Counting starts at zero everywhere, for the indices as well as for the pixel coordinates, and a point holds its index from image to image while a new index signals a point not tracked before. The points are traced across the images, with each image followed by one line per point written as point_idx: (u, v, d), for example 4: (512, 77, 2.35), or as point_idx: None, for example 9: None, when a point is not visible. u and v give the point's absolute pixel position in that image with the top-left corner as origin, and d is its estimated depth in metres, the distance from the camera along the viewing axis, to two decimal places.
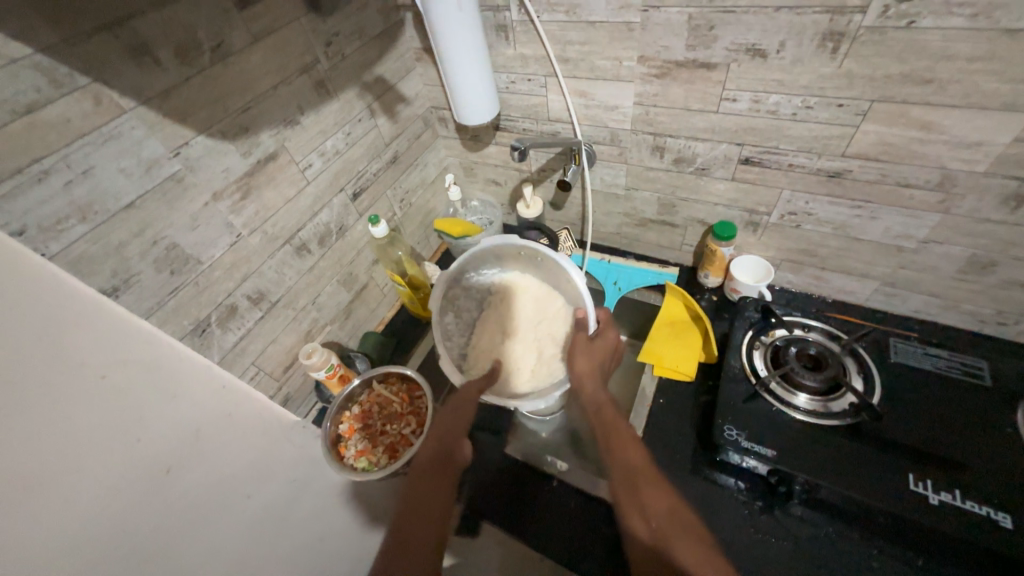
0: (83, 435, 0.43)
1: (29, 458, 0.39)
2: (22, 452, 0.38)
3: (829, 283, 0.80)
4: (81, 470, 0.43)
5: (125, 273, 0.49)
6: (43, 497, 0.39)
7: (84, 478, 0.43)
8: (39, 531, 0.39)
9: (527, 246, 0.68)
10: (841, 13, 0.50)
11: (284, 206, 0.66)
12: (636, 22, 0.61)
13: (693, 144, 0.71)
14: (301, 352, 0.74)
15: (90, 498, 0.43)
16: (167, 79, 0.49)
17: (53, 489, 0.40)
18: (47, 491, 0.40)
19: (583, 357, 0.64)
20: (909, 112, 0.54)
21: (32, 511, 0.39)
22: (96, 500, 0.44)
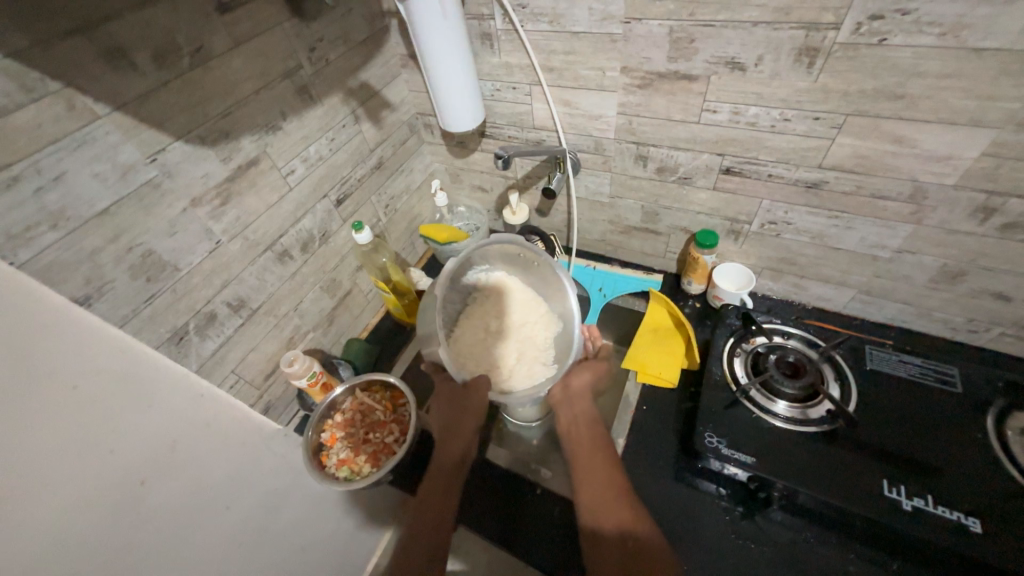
0: (53, 447, 0.42)
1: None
2: None
3: (808, 291, 0.81)
4: (51, 483, 0.42)
5: (98, 280, 0.48)
6: (8, 513, 0.38)
7: (53, 491, 0.42)
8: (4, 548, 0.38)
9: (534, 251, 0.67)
10: (816, 29, 0.51)
11: (266, 212, 0.65)
12: (619, 33, 0.62)
13: (675, 154, 0.72)
14: (283, 360, 0.73)
15: (59, 511, 0.42)
16: (144, 84, 0.48)
17: (20, 503, 0.39)
18: (14, 505, 0.39)
19: (579, 377, 0.68)
20: (882, 126, 0.56)
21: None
22: (65, 515, 0.43)
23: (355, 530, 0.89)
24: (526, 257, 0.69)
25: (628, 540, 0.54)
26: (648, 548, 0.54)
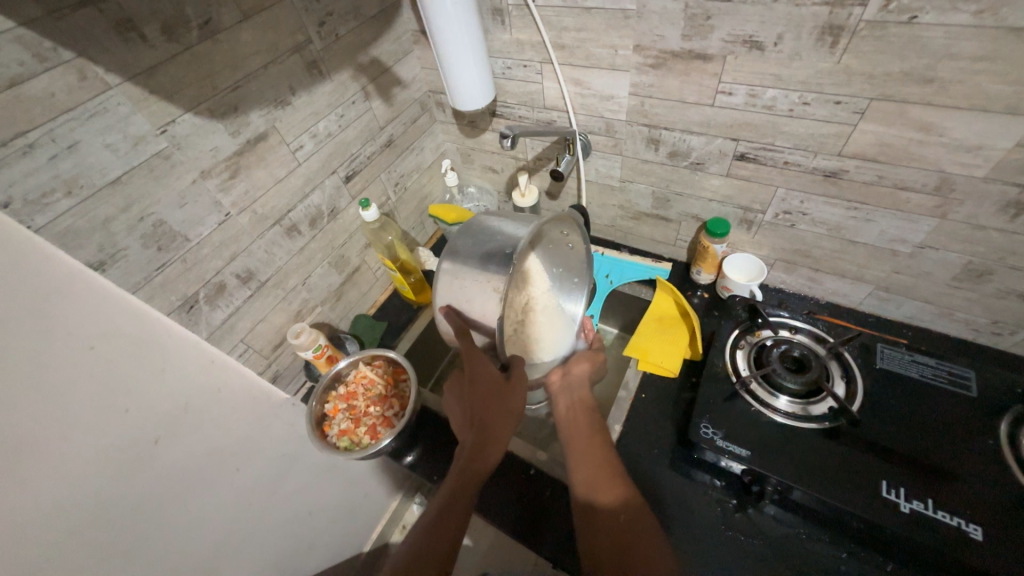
0: (68, 404, 0.45)
1: (16, 423, 0.41)
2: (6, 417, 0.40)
3: (822, 286, 0.79)
4: (68, 438, 0.45)
5: (111, 247, 0.50)
6: (27, 462, 0.41)
7: (70, 445, 0.45)
8: (21, 497, 0.41)
9: (582, 243, 0.67)
10: (841, 5, 0.48)
11: (274, 187, 0.67)
12: (633, 9, 0.59)
13: (687, 138, 0.69)
14: (290, 332, 0.75)
15: (74, 465, 0.45)
16: (153, 56, 0.49)
17: (38, 455, 0.42)
18: (31, 459, 0.42)
19: (576, 365, 0.71)
20: (909, 112, 0.52)
21: (16, 476, 0.41)
22: (80, 468, 0.46)
23: (358, 499, 0.93)
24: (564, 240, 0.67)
25: (618, 515, 0.54)
26: (640, 526, 0.53)
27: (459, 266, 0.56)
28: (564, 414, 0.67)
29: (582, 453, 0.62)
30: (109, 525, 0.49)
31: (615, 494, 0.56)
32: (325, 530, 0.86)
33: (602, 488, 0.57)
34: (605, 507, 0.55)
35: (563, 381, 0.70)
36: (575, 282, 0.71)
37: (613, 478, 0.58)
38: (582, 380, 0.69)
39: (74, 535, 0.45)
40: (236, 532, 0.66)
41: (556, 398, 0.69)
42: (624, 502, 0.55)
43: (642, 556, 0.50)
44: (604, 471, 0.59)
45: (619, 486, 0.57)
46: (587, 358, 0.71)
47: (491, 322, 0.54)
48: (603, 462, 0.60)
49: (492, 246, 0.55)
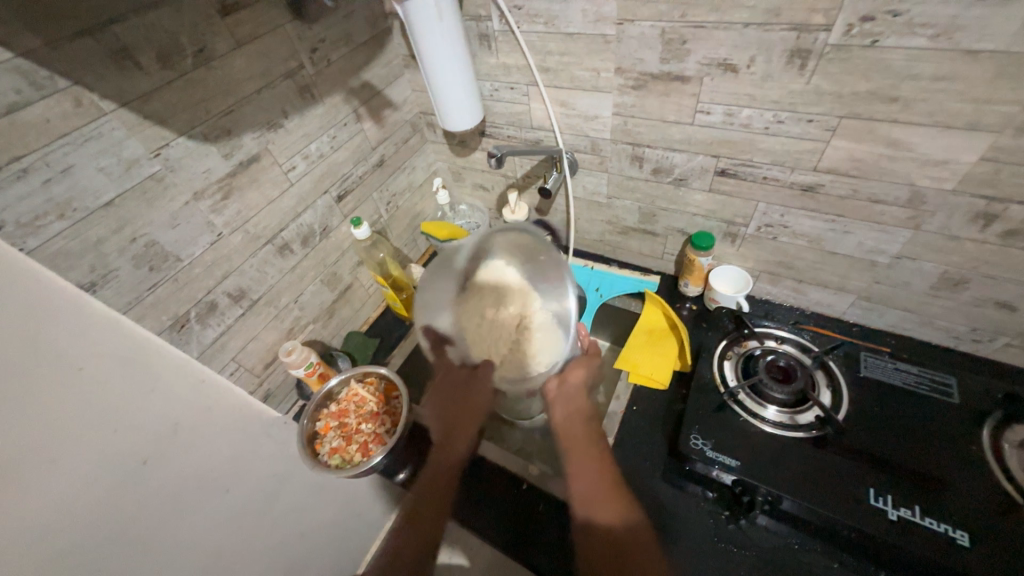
0: (58, 425, 0.45)
1: (9, 444, 0.41)
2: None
3: (807, 296, 0.80)
4: (57, 459, 0.44)
5: (103, 268, 0.51)
6: (16, 484, 0.41)
7: (59, 467, 0.44)
8: (7, 521, 0.40)
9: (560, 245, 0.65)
10: (808, 31, 0.51)
11: (266, 207, 0.68)
12: (612, 34, 0.62)
13: (669, 155, 0.72)
14: (281, 350, 0.75)
15: (63, 486, 0.45)
16: (149, 83, 0.50)
17: (25, 477, 0.42)
18: (17, 481, 0.41)
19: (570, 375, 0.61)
20: (877, 129, 0.55)
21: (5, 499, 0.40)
22: (68, 490, 0.45)
23: (350, 519, 0.91)
24: None
25: (614, 528, 0.56)
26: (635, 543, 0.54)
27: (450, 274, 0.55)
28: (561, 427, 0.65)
29: (578, 460, 0.62)
30: (96, 549, 0.48)
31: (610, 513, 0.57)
32: (316, 553, 0.84)
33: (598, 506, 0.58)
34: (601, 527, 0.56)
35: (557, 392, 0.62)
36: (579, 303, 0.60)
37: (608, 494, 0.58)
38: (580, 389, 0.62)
39: (61, 559, 0.45)
40: (225, 556, 0.64)
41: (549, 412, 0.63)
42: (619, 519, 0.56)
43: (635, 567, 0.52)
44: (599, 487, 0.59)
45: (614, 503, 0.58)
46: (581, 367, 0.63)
47: (454, 334, 0.55)
48: (599, 478, 0.60)
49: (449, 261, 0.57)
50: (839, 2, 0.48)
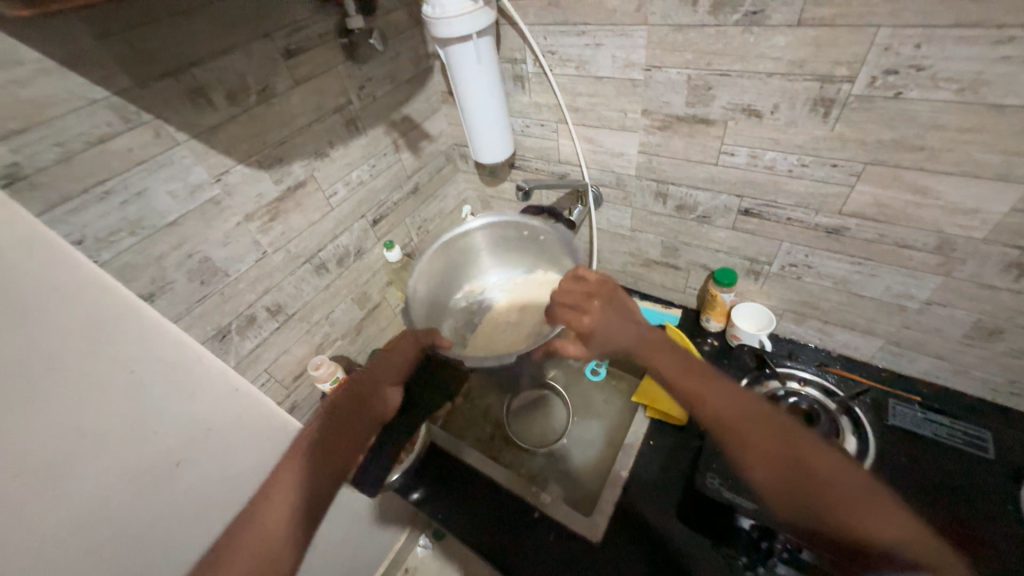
0: (104, 425, 0.48)
1: (63, 445, 0.44)
2: (49, 439, 0.43)
3: (833, 338, 0.79)
4: (99, 457, 0.47)
5: (161, 281, 0.56)
6: (65, 480, 0.44)
7: (100, 465, 0.48)
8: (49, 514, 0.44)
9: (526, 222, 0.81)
10: (831, 81, 0.53)
11: (308, 229, 0.73)
12: (640, 79, 0.66)
13: (693, 194, 0.74)
14: (311, 363, 0.79)
15: (101, 483, 0.48)
16: (217, 117, 0.56)
17: (71, 475, 0.45)
18: (64, 477, 0.44)
19: (577, 351, 0.68)
20: (903, 176, 0.55)
21: (52, 492, 0.44)
22: (105, 487, 0.48)
23: (363, 537, 0.92)
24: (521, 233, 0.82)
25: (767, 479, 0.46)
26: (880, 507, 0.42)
27: (445, 287, 0.82)
28: (675, 385, 0.55)
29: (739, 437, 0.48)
30: (122, 543, 0.51)
31: (826, 474, 0.44)
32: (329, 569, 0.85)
33: (777, 484, 0.45)
34: (824, 482, 0.43)
35: (602, 322, 0.65)
36: (557, 231, 0.78)
37: (822, 455, 0.45)
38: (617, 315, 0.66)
39: (92, 550, 0.48)
40: None
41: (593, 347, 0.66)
42: (873, 486, 0.43)
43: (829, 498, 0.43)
44: (822, 449, 0.46)
45: (802, 444, 0.46)
46: (574, 299, 0.69)
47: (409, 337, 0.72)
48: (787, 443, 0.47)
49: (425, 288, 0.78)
50: (862, 56, 0.50)
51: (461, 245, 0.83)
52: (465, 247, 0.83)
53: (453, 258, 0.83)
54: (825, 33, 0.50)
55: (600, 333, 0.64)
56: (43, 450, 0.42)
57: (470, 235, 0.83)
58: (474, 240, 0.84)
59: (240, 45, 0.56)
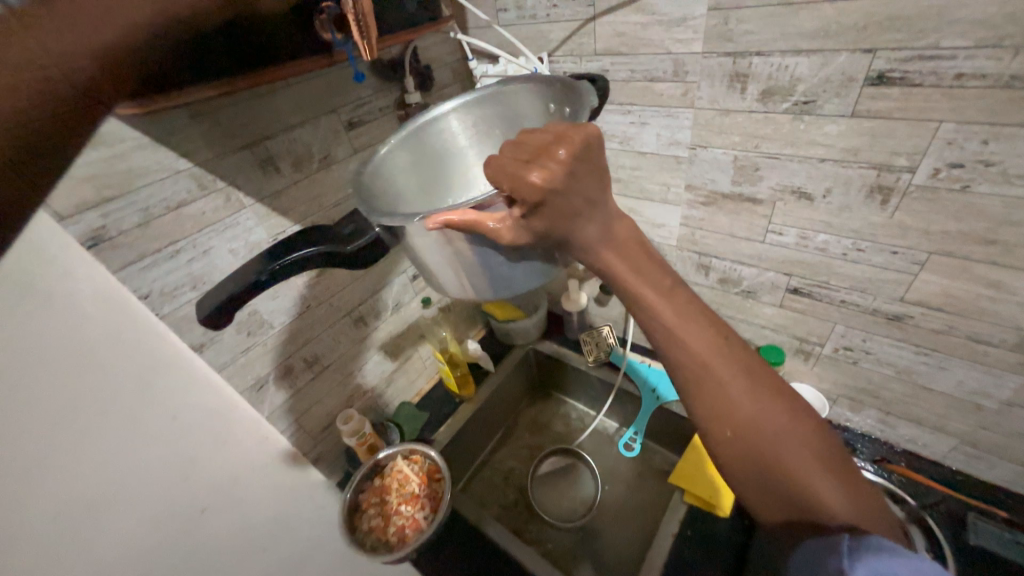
0: (144, 462, 0.47)
1: (105, 478, 0.43)
2: (92, 473, 0.42)
3: (896, 430, 0.72)
4: (136, 496, 0.46)
5: (212, 332, 0.58)
6: (103, 517, 0.43)
7: (137, 503, 0.46)
8: (88, 551, 0.41)
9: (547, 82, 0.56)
10: (889, 170, 0.51)
11: (351, 283, 0.75)
12: (685, 156, 0.66)
13: (738, 268, 0.72)
14: (341, 416, 0.79)
15: (134, 525, 0.46)
16: (281, 183, 0.60)
17: (111, 512, 0.43)
18: (103, 512, 0.43)
19: (517, 235, 0.44)
20: (973, 269, 0.52)
21: (91, 527, 0.41)
22: (137, 528, 0.46)
23: None
24: (547, 110, 0.58)
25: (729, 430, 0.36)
26: (823, 468, 0.34)
27: (431, 174, 0.63)
28: (663, 316, 0.37)
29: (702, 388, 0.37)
30: None
31: (761, 422, 0.35)
32: None
33: (717, 421, 0.37)
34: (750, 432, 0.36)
35: (562, 182, 0.37)
36: (580, 87, 0.51)
37: (768, 409, 0.36)
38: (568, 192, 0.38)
39: None
40: None
41: (540, 219, 0.40)
42: (831, 449, 0.36)
43: (776, 448, 0.35)
44: (779, 402, 0.36)
45: (754, 395, 0.36)
46: (527, 157, 0.38)
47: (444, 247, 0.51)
48: (757, 397, 0.36)
49: (403, 163, 0.60)
50: (922, 148, 0.48)
51: (465, 131, 0.63)
52: (450, 136, 0.62)
53: (434, 145, 0.62)
54: (882, 124, 0.49)
55: (551, 203, 0.38)
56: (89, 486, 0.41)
57: (455, 117, 0.61)
58: (459, 123, 0.62)
59: (309, 119, 0.61)
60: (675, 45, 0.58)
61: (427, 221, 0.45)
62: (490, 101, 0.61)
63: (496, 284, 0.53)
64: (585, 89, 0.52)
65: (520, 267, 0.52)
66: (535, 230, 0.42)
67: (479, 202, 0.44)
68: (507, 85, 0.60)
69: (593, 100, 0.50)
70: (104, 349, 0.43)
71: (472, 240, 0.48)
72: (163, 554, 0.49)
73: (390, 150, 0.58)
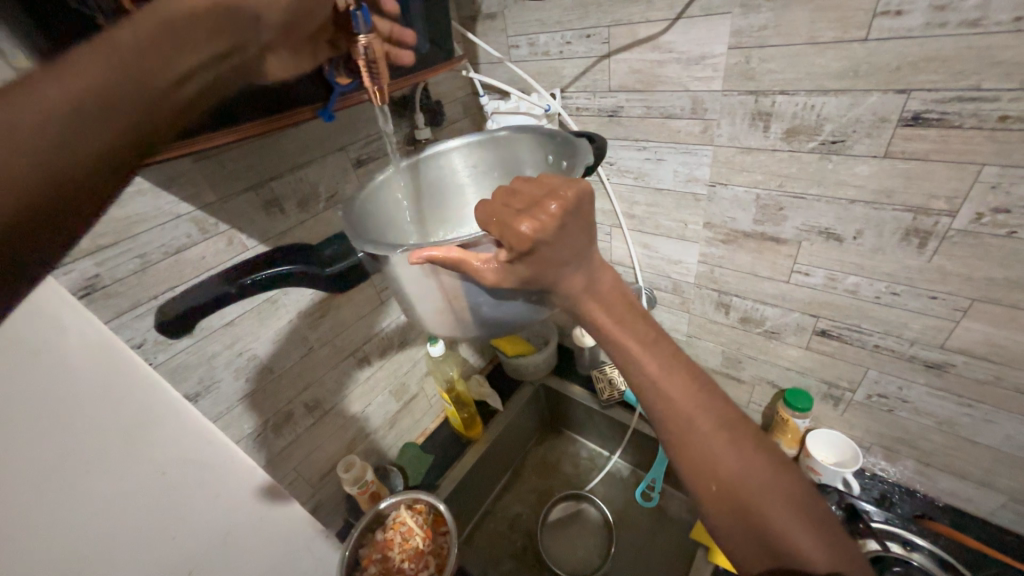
0: (127, 527, 0.47)
1: (80, 550, 0.44)
2: (67, 545, 0.43)
3: (936, 484, 0.67)
4: (114, 562, 0.47)
5: (208, 380, 0.55)
6: None
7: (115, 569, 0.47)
8: None
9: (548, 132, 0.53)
10: (926, 214, 0.48)
11: (354, 323, 0.72)
12: (703, 194, 0.64)
13: (761, 307, 0.68)
14: (342, 462, 0.75)
15: None
16: (286, 223, 0.58)
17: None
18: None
19: (503, 278, 0.40)
20: (1022, 318, 0.48)
21: None
22: None
23: None
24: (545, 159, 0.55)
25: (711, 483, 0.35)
26: (808, 526, 0.33)
27: (422, 209, 0.60)
28: (647, 367, 0.37)
29: (683, 436, 0.36)
30: None
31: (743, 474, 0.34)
32: None
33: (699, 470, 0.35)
34: (734, 487, 0.34)
35: (554, 234, 0.35)
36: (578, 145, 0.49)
37: (753, 465, 0.35)
38: (558, 242, 0.36)
39: None
40: None
41: (527, 266, 0.38)
42: (811, 503, 0.35)
43: (760, 502, 0.34)
44: (762, 456, 0.35)
45: (739, 450, 0.35)
46: (519, 207, 0.37)
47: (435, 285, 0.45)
48: (737, 448, 0.35)
49: (398, 194, 0.57)
50: (963, 192, 0.46)
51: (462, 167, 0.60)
52: (445, 174, 0.60)
53: (426, 183, 0.60)
54: (918, 166, 0.47)
55: (541, 252, 0.36)
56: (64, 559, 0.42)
57: (450, 158, 0.60)
58: (452, 165, 0.60)
59: (317, 158, 0.60)
60: (694, 83, 0.56)
61: (410, 255, 0.41)
62: (486, 146, 0.59)
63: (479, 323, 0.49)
64: (583, 146, 0.49)
65: (506, 308, 0.47)
66: (520, 276, 0.39)
67: (467, 241, 0.40)
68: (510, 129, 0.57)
69: (587, 159, 0.48)
70: (94, 414, 0.43)
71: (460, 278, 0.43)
72: None
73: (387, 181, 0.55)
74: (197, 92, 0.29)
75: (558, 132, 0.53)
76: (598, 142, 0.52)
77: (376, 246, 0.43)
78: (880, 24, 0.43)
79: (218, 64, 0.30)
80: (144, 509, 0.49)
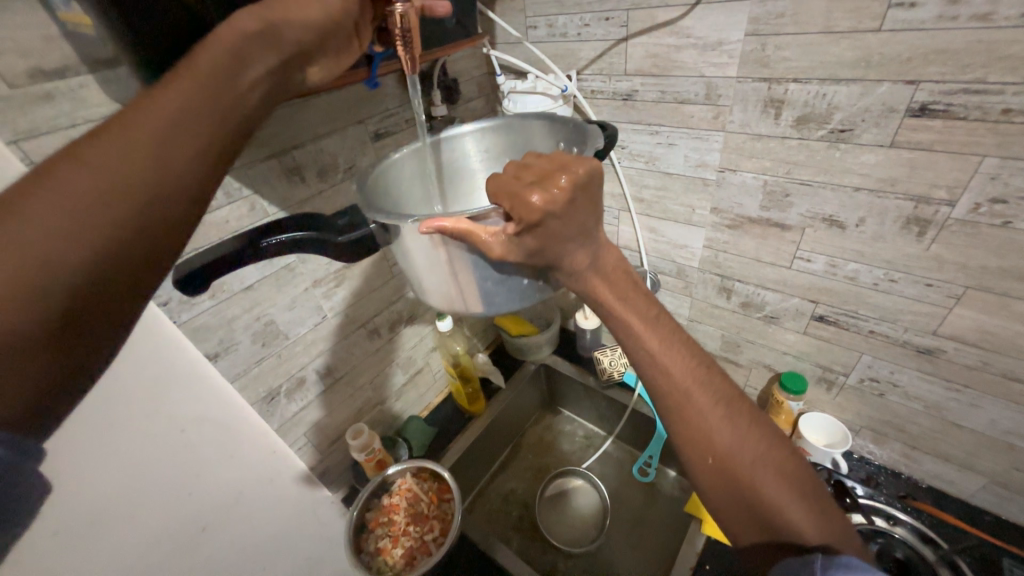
0: (151, 478, 0.52)
1: (109, 494, 0.49)
2: (98, 488, 0.48)
3: (920, 466, 0.70)
4: (138, 510, 0.52)
5: (228, 341, 0.56)
6: (110, 526, 0.49)
7: (140, 516, 0.52)
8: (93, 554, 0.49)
9: (564, 120, 0.53)
10: (927, 203, 0.50)
11: (366, 295, 0.73)
12: (712, 179, 0.65)
13: (762, 292, 0.70)
14: (351, 430, 0.76)
15: (139, 534, 0.53)
16: (305, 192, 0.59)
17: (114, 523, 0.50)
18: (110, 521, 0.49)
19: (509, 251, 0.41)
20: (1012, 305, 0.51)
21: (96, 534, 0.48)
22: (140, 538, 0.53)
23: None
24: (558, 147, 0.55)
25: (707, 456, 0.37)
26: (797, 495, 0.35)
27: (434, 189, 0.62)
28: (648, 344, 0.39)
29: (680, 412, 0.38)
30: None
31: (737, 448, 0.37)
32: None
33: (695, 444, 0.38)
34: (729, 460, 0.36)
35: (562, 208, 0.37)
36: (592, 135, 0.49)
37: (745, 438, 0.37)
38: (569, 216, 0.37)
39: None
40: None
41: (534, 239, 0.39)
42: (802, 475, 0.37)
43: (751, 474, 0.36)
44: (755, 430, 0.38)
45: (733, 425, 0.37)
46: (529, 180, 0.38)
47: (444, 259, 0.45)
48: (732, 424, 0.37)
49: (411, 173, 0.58)
50: (963, 182, 0.48)
51: (477, 150, 0.61)
52: (460, 157, 0.61)
53: (437, 166, 0.60)
54: (922, 156, 0.49)
55: (548, 224, 0.37)
56: (95, 500, 0.48)
57: (465, 142, 0.60)
58: (464, 149, 0.61)
59: (338, 129, 0.61)
60: (708, 69, 0.58)
61: (421, 225, 0.41)
62: (499, 133, 0.60)
63: (482, 303, 0.49)
64: (596, 134, 0.49)
65: (508, 284, 0.48)
66: (527, 248, 0.40)
67: (475, 214, 0.40)
68: (527, 116, 0.58)
69: (598, 144, 0.48)
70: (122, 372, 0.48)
71: (467, 248, 0.44)
72: (158, 559, 0.55)
73: (401, 160, 0.56)
74: (261, 104, 0.30)
75: (573, 120, 0.53)
76: (609, 132, 0.51)
77: (385, 214, 0.43)
78: (894, 16, 0.44)
79: (277, 76, 0.31)
80: (168, 462, 0.54)
